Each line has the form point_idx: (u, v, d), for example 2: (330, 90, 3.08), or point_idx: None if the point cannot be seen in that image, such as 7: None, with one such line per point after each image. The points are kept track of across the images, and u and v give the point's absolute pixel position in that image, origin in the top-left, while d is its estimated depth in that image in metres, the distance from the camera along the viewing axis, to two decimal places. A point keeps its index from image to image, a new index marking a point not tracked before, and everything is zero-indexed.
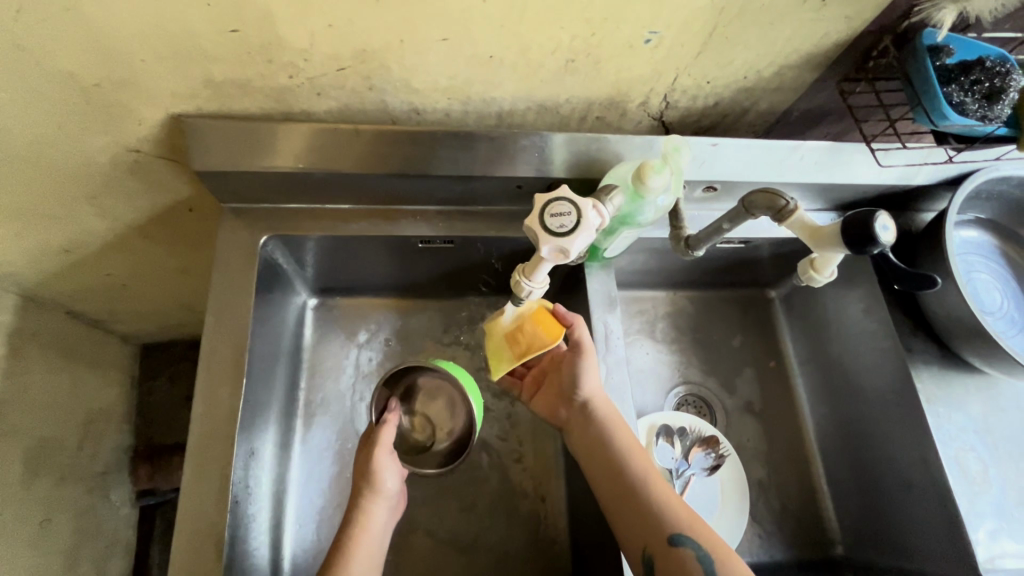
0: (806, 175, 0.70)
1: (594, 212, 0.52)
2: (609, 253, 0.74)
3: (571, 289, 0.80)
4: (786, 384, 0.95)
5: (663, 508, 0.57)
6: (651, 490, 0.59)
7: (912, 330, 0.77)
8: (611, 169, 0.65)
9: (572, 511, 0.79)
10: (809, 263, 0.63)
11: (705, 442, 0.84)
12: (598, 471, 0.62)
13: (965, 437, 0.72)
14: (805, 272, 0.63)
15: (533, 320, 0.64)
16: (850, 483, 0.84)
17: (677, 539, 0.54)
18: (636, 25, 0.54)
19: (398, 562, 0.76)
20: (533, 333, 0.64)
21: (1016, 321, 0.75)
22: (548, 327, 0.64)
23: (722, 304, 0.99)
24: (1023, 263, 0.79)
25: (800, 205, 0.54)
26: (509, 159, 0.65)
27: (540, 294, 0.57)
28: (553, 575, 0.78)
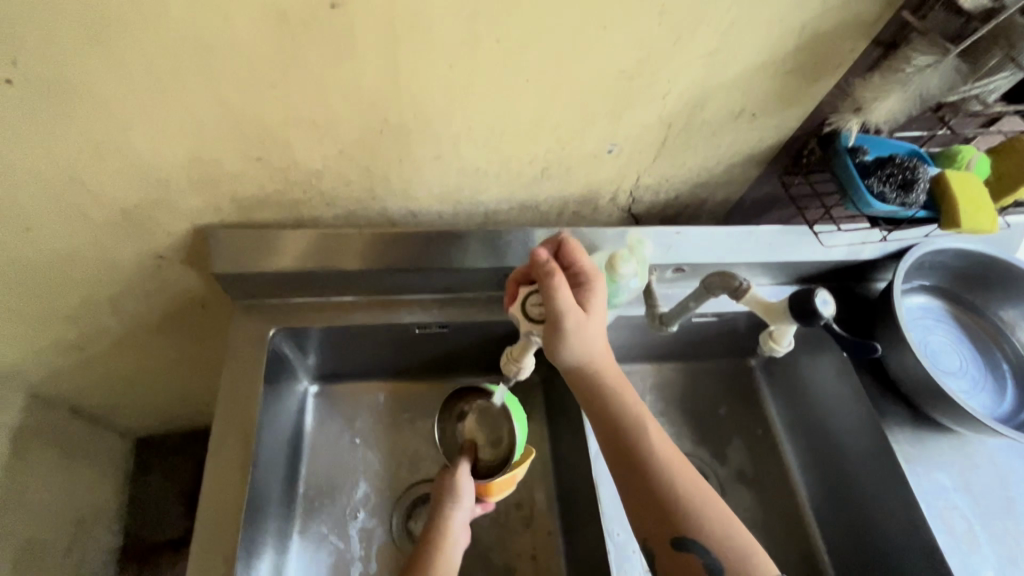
0: (763, 255, 0.78)
1: None
2: None
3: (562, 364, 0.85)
4: (774, 451, 0.97)
5: (690, 506, 0.56)
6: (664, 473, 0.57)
7: (882, 392, 0.82)
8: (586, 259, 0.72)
9: None
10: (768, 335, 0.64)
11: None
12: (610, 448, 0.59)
13: (947, 497, 0.75)
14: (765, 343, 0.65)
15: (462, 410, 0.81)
16: (848, 551, 0.85)
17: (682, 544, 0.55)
18: (599, 139, 0.64)
19: None
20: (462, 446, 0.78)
21: (976, 380, 0.81)
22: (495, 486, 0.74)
23: (704, 374, 1.04)
24: (975, 326, 0.85)
25: (753, 284, 0.59)
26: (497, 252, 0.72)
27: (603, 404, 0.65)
28: None
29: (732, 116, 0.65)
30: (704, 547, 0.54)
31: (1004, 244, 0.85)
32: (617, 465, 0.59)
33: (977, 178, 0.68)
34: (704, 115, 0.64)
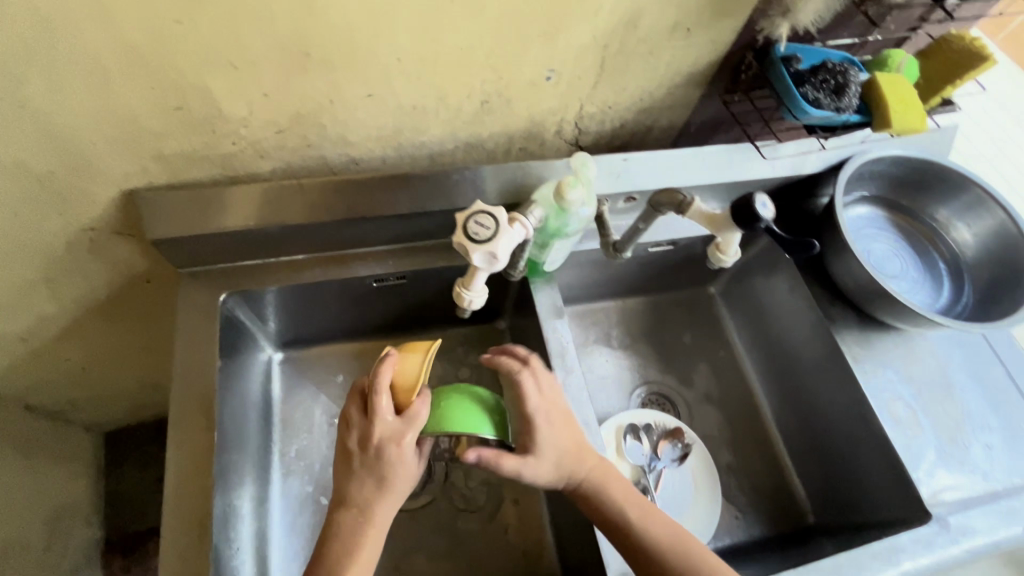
0: (711, 176, 0.79)
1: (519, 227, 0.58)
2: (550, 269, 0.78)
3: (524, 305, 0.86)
4: (737, 370, 1.02)
5: (679, 553, 0.63)
6: (652, 533, 0.64)
7: (831, 300, 0.86)
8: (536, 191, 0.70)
9: (556, 521, 0.82)
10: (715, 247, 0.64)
11: (671, 434, 0.90)
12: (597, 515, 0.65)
13: (894, 389, 0.80)
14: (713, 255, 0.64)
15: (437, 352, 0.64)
16: (807, 452, 0.90)
17: None
18: (536, 65, 0.63)
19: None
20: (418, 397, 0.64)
21: (915, 281, 0.86)
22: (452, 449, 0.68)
23: (666, 307, 1.07)
24: (913, 230, 0.89)
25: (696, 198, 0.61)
26: (446, 194, 0.71)
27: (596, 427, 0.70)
28: None
29: (667, 32, 0.65)
30: None
31: (936, 146, 0.88)
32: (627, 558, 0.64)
33: (906, 80, 0.70)
34: (639, 32, 0.63)
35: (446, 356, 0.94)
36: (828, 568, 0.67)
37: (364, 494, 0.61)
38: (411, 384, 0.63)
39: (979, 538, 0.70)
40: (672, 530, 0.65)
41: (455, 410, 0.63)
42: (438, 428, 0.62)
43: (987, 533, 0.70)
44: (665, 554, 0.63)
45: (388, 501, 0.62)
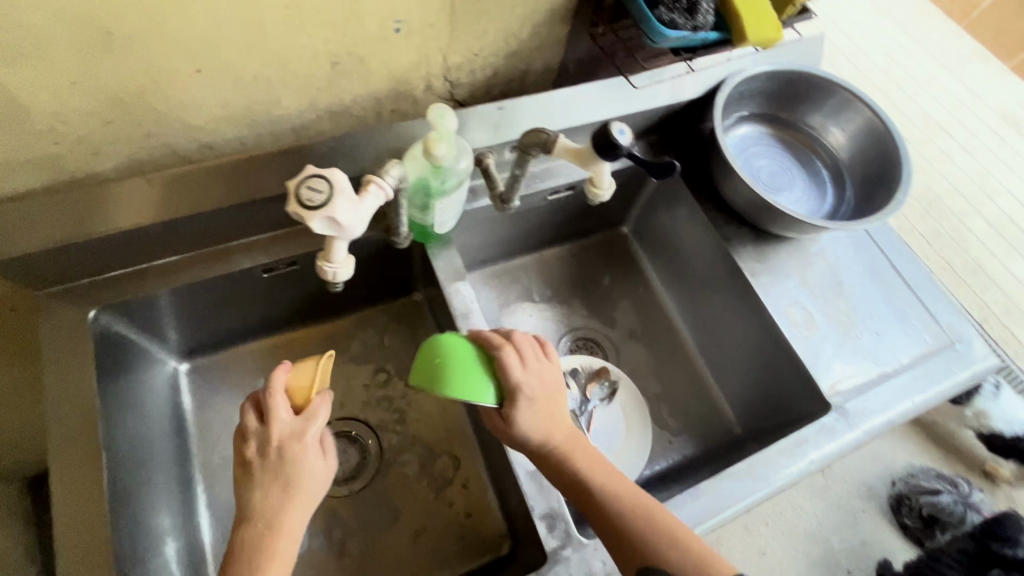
0: (592, 114, 0.78)
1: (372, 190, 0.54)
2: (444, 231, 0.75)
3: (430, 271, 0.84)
4: (656, 303, 1.05)
5: (651, 532, 0.58)
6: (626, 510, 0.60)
7: (726, 221, 0.88)
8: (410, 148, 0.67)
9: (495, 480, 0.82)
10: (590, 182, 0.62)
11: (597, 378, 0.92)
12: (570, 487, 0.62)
13: (792, 297, 0.84)
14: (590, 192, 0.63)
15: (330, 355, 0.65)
16: (726, 369, 0.95)
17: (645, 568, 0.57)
18: (378, 17, 0.59)
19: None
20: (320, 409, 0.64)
21: (801, 190, 0.90)
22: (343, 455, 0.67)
23: (583, 253, 1.09)
24: (796, 141, 0.93)
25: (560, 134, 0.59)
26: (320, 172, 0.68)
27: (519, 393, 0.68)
28: (494, 548, 0.81)
29: None
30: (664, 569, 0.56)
31: (803, 54, 0.90)
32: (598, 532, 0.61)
33: None
34: None
35: (365, 336, 0.92)
36: (739, 470, 0.71)
37: (269, 504, 0.58)
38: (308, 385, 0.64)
39: (872, 417, 0.75)
40: (650, 511, 0.60)
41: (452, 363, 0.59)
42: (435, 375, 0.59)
43: (879, 412, 0.76)
44: (639, 531, 0.59)
45: (299, 500, 0.59)
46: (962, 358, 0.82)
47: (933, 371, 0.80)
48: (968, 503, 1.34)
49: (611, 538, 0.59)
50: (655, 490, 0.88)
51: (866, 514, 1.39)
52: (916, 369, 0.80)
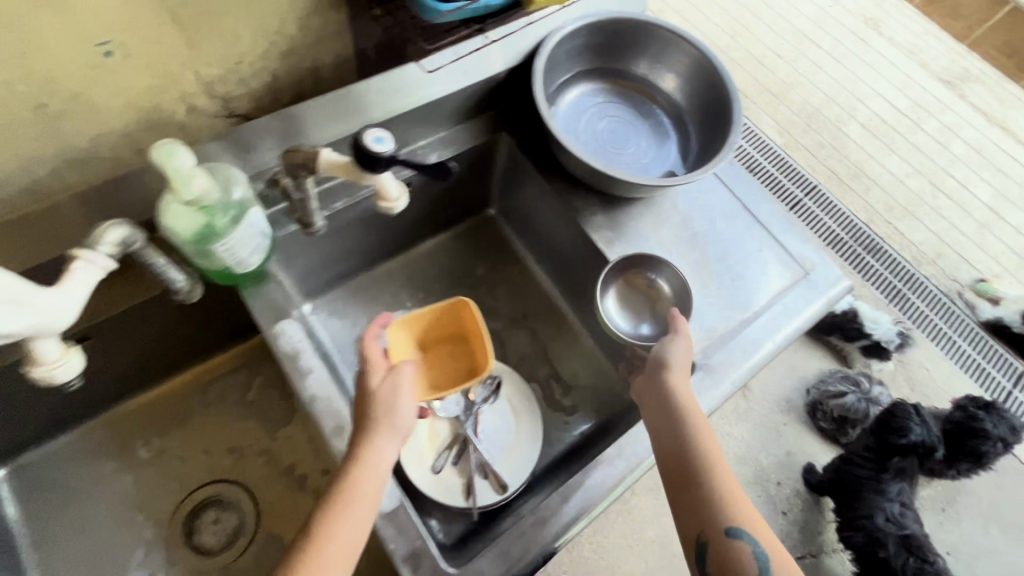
0: (389, 108, 0.71)
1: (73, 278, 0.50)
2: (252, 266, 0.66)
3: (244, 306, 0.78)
4: (534, 283, 1.02)
5: (728, 505, 0.64)
6: (716, 475, 0.66)
7: (574, 190, 0.84)
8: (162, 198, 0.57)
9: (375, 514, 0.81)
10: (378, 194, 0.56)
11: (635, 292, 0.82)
12: (665, 456, 0.69)
13: (651, 259, 0.81)
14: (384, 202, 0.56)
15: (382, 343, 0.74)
16: (609, 340, 0.93)
17: (734, 533, 0.62)
18: (74, 38, 0.52)
19: None
20: (463, 369, 0.76)
21: (644, 145, 0.87)
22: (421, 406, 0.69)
23: (451, 245, 1.03)
24: (634, 94, 0.89)
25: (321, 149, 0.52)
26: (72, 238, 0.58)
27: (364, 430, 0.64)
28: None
29: None
30: (751, 537, 0.62)
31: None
32: (681, 481, 0.67)
33: None
34: None
35: (220, 383, 0.86)
36: (610, 455, 0.71)
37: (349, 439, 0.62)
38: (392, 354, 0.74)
39: (734, 367, 0.76)
40: (731, 483, 0.66)
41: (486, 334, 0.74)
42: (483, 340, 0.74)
43: (741, 361, 0.77)
44: (728, 491, 0.65)
45: (383, 456, 0.60)
46: (817, 287, 0.83)
47: (790, 306, 0.81)
48: (870, 399, 1.37)
49: (693, 504, 0.65)
50: (552, 476, 0.87)
51: (787, 427, 1.39)
52: (774, 309, 0.81)
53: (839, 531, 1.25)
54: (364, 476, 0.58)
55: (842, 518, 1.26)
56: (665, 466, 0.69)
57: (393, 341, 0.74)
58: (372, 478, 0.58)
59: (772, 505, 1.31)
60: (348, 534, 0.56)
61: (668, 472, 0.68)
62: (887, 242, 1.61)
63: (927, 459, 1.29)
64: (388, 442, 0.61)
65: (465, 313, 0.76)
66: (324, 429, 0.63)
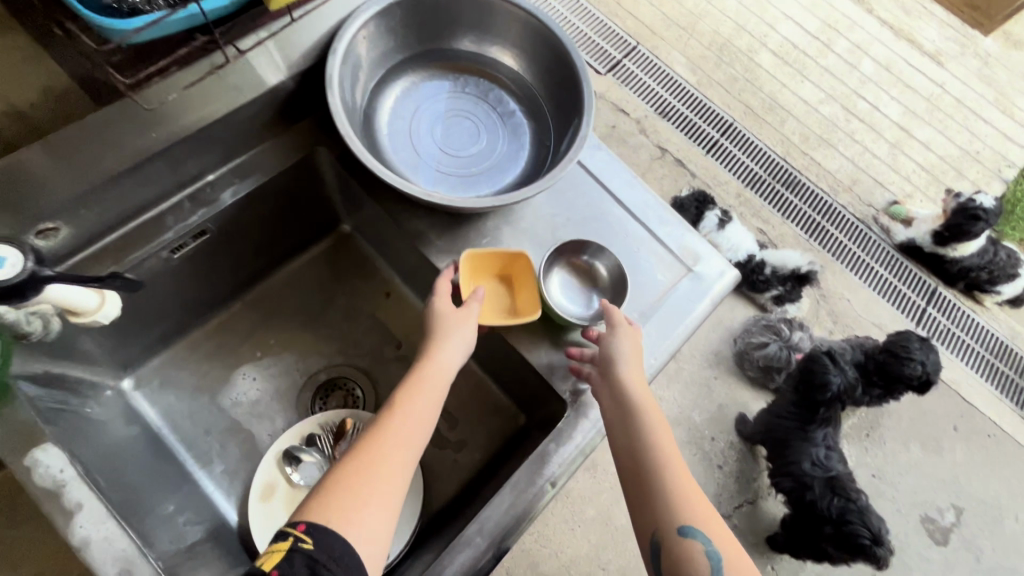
0: (131, 150, 0.59)
1: None
2: None
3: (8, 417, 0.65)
4: (406, 306, 0.89)
5: (683, 497, 0.57)
6: (669, 466, 0.59)
7: (413, 211, 0.71)
8: None
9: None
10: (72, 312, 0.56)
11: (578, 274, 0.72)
12: (620, 442, 0.61)
13: (569, 251, 0.72)
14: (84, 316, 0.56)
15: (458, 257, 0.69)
16: (491, 363, 0.83)
17: (686, 531, 0.55)
18: None
19: None
20: (499, 308, 0.70)
21: (492, 142, 0.73)
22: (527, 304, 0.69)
23: (300, 277, 0.88)
24: (474, 80, 0.75)
25: None
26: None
27: (154, 569, 0.51)
28: None
29: None
30: (705, 534, 0.54)
31: None
32: (634, 472, 0.59)
33: None
34: None
35: None
36: (470, 533, 0.61)
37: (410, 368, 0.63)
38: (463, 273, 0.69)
39: None
40: (685, 473, 0.59)
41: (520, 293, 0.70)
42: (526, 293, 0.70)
43: None
44: (679, 482, 0.58)
45: (453, 353, 0.64)
46: (701, 283, 0.74)
47: (673, 312, 0.72)
48: (792, 346, 1.30)
49: (645, 499, 0.58)
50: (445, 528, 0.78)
51: (716, 381, 1.35)
52: (655, 318, 0.71)
53: (771, 477, 1.23)
54: (416, 400, 0.60)
55: (774, 465, 1.23)
56: (620, 457, 0.61)
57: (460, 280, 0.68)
58: (400, 432, 0.58)
59: (707, 461, 1.29)
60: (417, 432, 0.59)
61: (625, 463, 0.60)
62: (802, 173, 1.55)
63: (854, 400, 1.24)
64: (436, 363, 0.62)
65: (521, 265, 0.69)
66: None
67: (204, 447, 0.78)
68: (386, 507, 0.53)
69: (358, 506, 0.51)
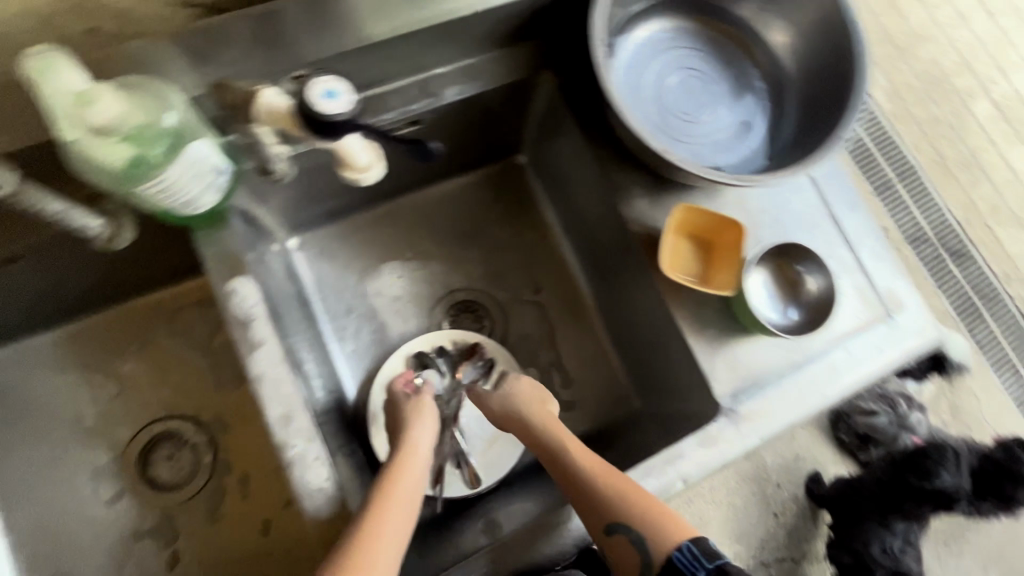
0: (403, 23, 0.56)
1: None
2: (191, 208, 0.53)
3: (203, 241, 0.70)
4: (553, 254, 0.87)
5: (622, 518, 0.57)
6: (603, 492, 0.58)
7: (620, 164, 0.67)
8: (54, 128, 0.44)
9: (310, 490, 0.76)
10: (350, 168, 0.54)
11: (782, 281, 0.64)
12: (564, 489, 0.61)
13: (790, 249, 0.64)
14: (352, 175, 0.54)
15: (678, 207, 0.63)
16: (623, 340, 0.81)
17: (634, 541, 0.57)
18: None
19: None
20: (691, 271, 0.64)
21: (725, 116, 0.68)
22: (722, 279, 0.63)
23: (462, 195, 0.88)
24: (725, 42, 0.68)
25: (266, 93, 0.49)
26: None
27: (312, 425, 0.54)
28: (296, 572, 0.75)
29: None
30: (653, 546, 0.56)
31: None
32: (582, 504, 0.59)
33: None
34: None
35: (197, 316, 0.79)
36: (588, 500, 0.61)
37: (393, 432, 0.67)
38: (672, 225, 0.63)
39: (767, 421, 0.62)
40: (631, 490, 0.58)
41: (719, 268, 0.63)
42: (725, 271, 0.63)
43: (780, 413, 0.62)
44: (618, 500, 0.57)
45: (419, 443, 0.64)
46: (896, 335, 0.66)
47: (854, 354, 0.65)
48: (905, 424, 1.13)
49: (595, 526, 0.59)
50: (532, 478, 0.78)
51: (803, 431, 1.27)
52: (834, 353, 0.64)
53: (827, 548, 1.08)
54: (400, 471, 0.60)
55: (835, 536, 1.08)
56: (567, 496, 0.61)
57: (666, 230, 0.63)
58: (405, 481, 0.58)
59: (764, 506, 1.15)
60: (410, 485, 0.58)
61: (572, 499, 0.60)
62: (976, 248, 1.31)
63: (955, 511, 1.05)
64: (419, 428, 0.65)
65: (732, 235, 0.63)
66: (270, 416, 0.54)
67: (340, 325, 0.81)
68: (395, 541, 0.53)
69: (371, 543, 0.51)
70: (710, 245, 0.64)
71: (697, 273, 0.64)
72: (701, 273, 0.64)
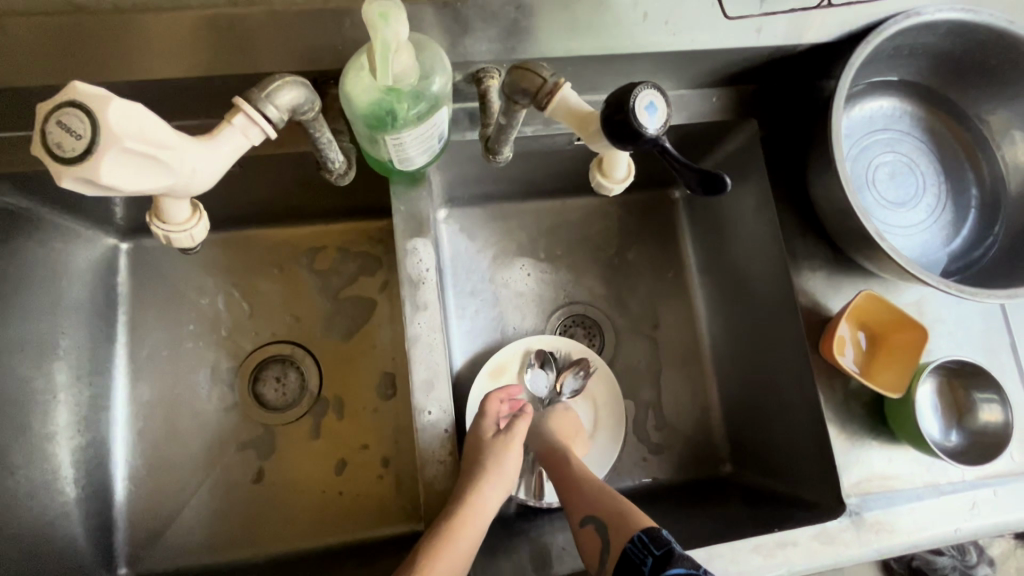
0: (653, 38, 0.56)
1: (232, 135, 0.43)
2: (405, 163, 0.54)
3: (375, 189, 0.73)
4: (683, 295, 0.85)
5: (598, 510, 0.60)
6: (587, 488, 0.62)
7: (802, 231, 0.65)
8: (352, 64, 0.46)
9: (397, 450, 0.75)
10: (598, 167, 0.55)
11: (947, 397, 0.62)
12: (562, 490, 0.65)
13: (965, 366, 0.60)
14: (596, 179, 0.55)
15: (867, 292, 0.61)
16: (736, 402, 0.78)
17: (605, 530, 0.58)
18: None
19: (225, 514, 0.72)
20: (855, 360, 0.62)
21: (930, 213, 0.64)
22: (885, 377, 0.61)
23: (610, 212, 0.87)
24: (950, 139, 0.65)
25: (562, 83, 0.47)
26: (260, 67, 0.53)
27: (448, 398, 0.56)
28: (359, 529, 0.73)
29: None
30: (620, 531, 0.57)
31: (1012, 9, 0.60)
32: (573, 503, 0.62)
33: None
34: None
35: (334, 253, 0.81)
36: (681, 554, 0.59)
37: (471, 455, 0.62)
38: (855, 311, 0.61)
39: (893, 536, 0.58)
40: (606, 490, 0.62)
41: (882, 366, 0.62)
42: (890, 369, 0.61)
43: (910, 532, 0.58)
44: (594, 494, 0.61)
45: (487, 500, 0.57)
46: None
47: (1005, 500, 0.59)
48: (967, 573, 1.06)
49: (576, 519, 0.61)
50: None
51: None
52: (982, 490, 0.59)
53: None
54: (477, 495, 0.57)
55: None
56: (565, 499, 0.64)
57: (847, 314, 0.61)
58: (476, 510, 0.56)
59: None
60: (465, 543, 0.53)
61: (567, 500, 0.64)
62: None
63: None
64: (500, 464, 0.61)
65: (909, 335, 0.61)
66: (414, 374, 0.56)
67: (463, 303, 0.82)
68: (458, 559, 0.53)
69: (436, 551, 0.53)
70: (880, 339, 0.63)
71: (860, 364, 0.62)
72: (864, 365, 0.62)
